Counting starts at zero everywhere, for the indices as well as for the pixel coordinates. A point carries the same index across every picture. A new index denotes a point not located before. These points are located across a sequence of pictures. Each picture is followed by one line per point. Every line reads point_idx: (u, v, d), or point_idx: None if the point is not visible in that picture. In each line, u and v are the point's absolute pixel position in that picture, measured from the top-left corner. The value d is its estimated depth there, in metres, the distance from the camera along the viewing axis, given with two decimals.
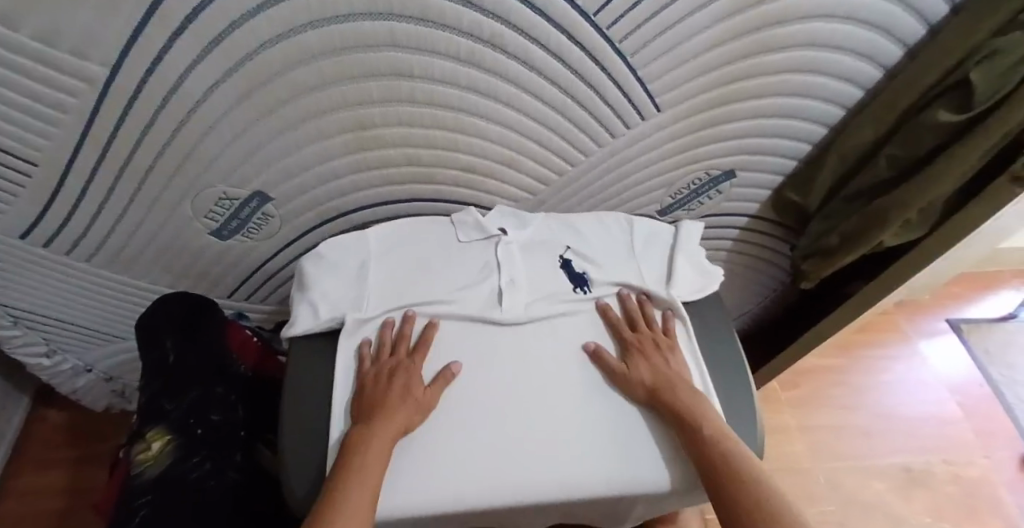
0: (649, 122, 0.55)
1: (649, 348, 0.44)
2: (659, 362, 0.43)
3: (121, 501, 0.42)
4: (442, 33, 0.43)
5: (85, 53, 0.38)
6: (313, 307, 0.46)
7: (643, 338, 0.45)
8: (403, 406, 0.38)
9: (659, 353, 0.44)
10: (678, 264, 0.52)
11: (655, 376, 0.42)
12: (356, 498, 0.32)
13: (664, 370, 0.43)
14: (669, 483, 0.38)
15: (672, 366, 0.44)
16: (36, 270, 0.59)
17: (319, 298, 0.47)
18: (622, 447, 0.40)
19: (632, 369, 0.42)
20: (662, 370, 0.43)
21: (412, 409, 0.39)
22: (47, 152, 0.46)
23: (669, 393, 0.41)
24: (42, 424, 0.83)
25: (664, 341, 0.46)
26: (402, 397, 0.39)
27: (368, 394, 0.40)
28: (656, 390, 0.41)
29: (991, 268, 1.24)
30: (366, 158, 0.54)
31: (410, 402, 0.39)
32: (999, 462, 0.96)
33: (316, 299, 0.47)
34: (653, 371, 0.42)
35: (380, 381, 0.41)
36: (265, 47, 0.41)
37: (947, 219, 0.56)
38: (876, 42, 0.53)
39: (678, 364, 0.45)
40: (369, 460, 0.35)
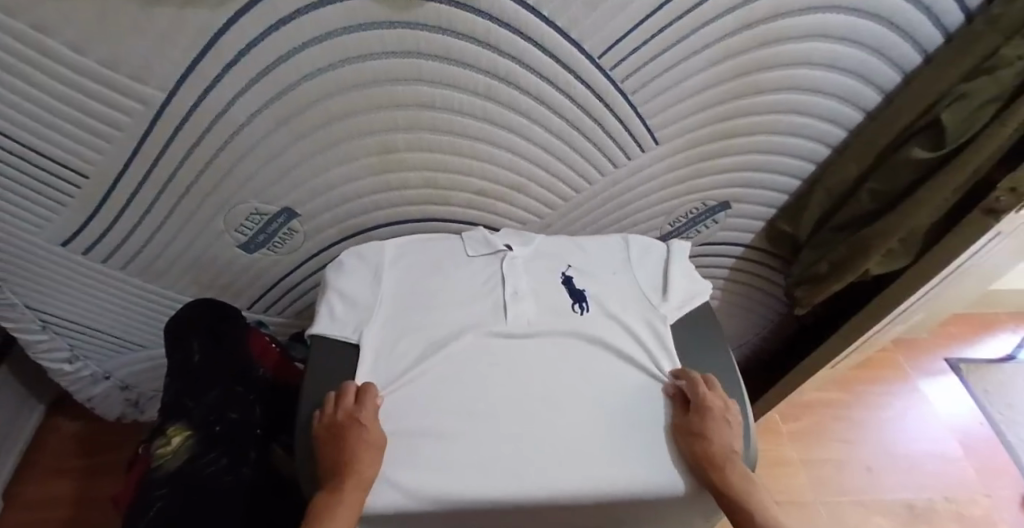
0: (649, 154, 0.60)
1: (715, 392, 0.44)
2: (720, 427, 0.42)
3: (140, 491, 0.45)
4: (463, 69, 0.48)
5: (149, 80, 0.43)
6: (332, 311, 0.50)
7: (712, 395, 0.43)
8: (364, 453, 0.37)
9: (729, 419, 0.43)
10: (672, 275, 0.55)
11: (715, 443, 0.40)
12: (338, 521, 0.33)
13: (724, 438, 0.41)
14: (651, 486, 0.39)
15: (730, 437, 0.42)
16: (71, 276, 0.62)
17: (339, 304, 0.51)
18: (621, 449, 0.41)
19: (693, 428, 0.41)
20: (713, 438, 0.41)
21: (373, 455, 0.38)
22: (100, 167, 0.51)
23: (718, 464, 0.39)
24: (56, 432, 0.85)
25: (731, 407, 0.44)
26: (362, 447, 0.38)
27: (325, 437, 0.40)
28: (705, 455, 0.39)
29: (987, 310, 1.26)
30: (388, 180, 0.59)
31: (368, 447, 0.38)
32: (1003, 503, 0.95)
33: (336, 303, 0.51)
34: (706, 438, 0.40)
35: (331, 434, 0.39)
36: (305, 79, 0.46)
37: (928, 251, 0.60)
38: (855, 88, 0.59)
39: (722, 432, 0.41)
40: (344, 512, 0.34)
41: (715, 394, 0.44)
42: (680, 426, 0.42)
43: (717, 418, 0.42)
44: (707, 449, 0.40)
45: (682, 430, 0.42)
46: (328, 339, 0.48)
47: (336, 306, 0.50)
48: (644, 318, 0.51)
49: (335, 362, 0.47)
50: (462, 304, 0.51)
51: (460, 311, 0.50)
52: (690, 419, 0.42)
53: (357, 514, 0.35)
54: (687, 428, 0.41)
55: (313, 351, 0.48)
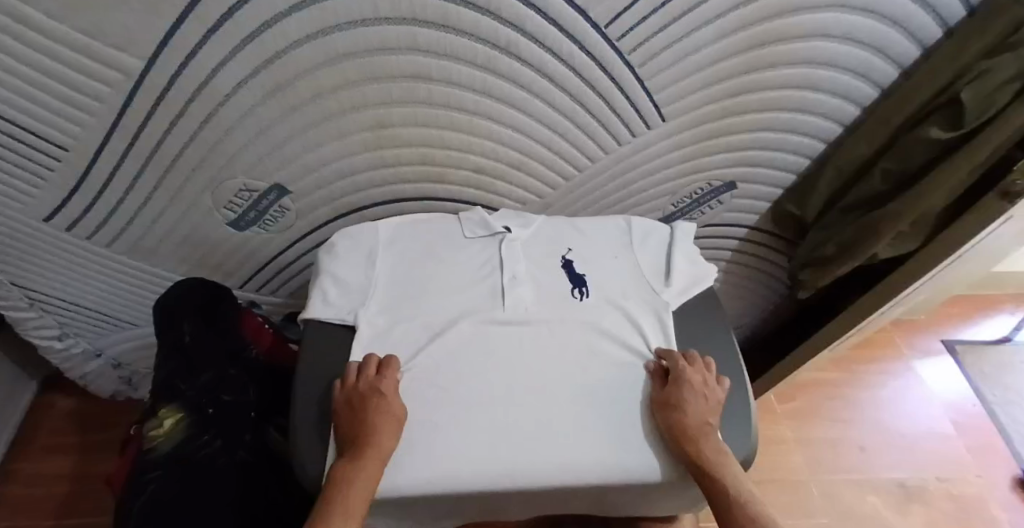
0: (654, 131, 0.58)
1: (693, 368, 0.43)
2: (697, 401, 0.41)
3: (134, 473, 0.44)
4: (461, 39, 0.46)
5: (124, 46, 0.40)
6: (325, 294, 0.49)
7: (691, 370, 0.43)
8: (378, 429, 0.37)
9: (706, 393, 0.42)
10: (675, 259, 0.54)
11: (691, 416, 0.40)
12: (355, 493, 0.33)
13: (700, 409, 0.41)
14: (652, 473, 0.39)
15: (707, 413, 0.41)
16: (56, 253, 0.60)
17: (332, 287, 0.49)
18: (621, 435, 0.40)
19: (667, 400, 0.41)
20: (690, 412, 0.40)
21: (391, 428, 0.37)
22: (79, 140, 0.49)
23: (692, 436, 0.39)
24: (50, 409, 0.85)
25: (710, 385, 0.43)
26: (381, 417, 0.37)
27: (348, 408, 0.39)
28: (680, 426, 0.39)
29: (986, 292, 1.26)
30: (383, 156, 0.56)
31: (387, 419, 0.38)
32: (992, 482, 0.97)
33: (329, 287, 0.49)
34: (684, 412, 0.40)
35: (354, 406, 0.39)
36: (293, 47, 0.44)
37: (939, 234, 0.59)
38: (871, 63, 0.56)
39: (698, 409, 0.41)
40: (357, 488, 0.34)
41: (693, 370, 0.43)
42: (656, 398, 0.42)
43: (694, 395, 0.41)
44: (682, 420, 0.39)
45: (658, 404, 0.41)
46: (322, 324, 0.47)
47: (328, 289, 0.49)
48: (646, 303, 0.50)
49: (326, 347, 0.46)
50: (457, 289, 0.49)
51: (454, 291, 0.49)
52: (667, 391, 0.42)
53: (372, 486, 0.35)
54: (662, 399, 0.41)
55: (308, 333, 0.47)
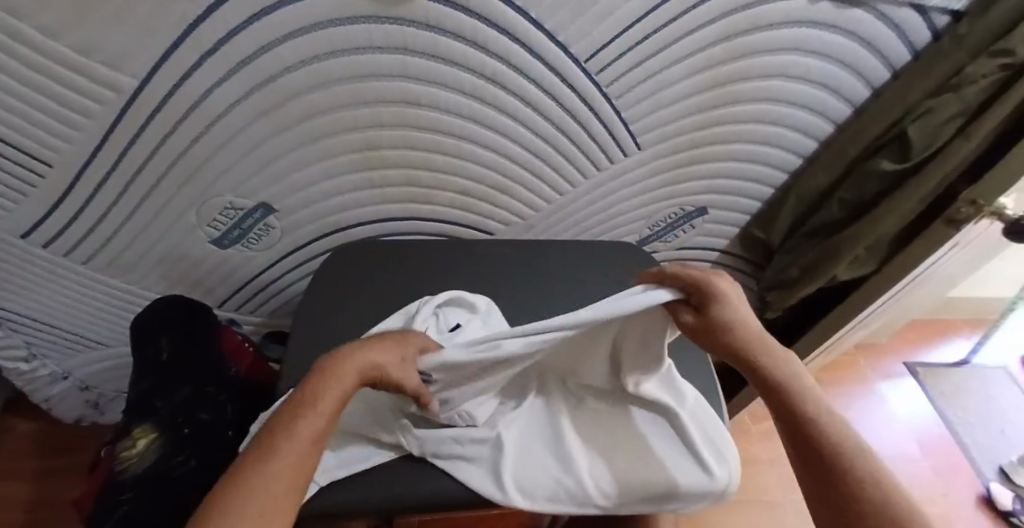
0: (631, 158, 0.61)
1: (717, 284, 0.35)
2: (732, 314, 0.35)
3: (105, 496, 0.43)
4: (449, 68, 0.48)
5: (121, 65, 0.42)
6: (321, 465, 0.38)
7: (715, 285, 0.34)
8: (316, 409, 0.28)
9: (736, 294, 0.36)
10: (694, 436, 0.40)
11: (736, 327, 0.35)
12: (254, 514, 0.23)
13: (742, 325, 0.35)
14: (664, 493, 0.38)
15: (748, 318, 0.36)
16: (28, 270, 0.59)
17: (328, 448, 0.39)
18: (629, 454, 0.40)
19: (707, 332, 0.34)
20: (734, 325, 0.35)
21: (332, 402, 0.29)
22: (66, 155, 0.49)
23: (756, 350, 0.35)
24: (6, 436, 0.81)
25: (738, 302, 0.36)
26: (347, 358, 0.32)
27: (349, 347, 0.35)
28: (739, 347, 0.34)
29: (943, 317, 1.33)
30: (371, 177, 0.58)
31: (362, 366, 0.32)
32: (957, 500, 1.00)
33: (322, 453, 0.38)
34: (731, 336, 0.34)
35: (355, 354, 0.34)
36: (289, 71, 0.45)
37: (894, 256, 0.63)
38: (826, 101, 0.61)
39: (743, 324, 0.35)
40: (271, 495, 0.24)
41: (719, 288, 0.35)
42: (685, 315, 0.34)
43: (733, 327, 0.34)
44: (737, 346, 0.34)
45: (700, 332, 0.34)
46: None
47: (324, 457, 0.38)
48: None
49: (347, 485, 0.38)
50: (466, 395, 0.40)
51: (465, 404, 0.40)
52: (701, 318, 0.34)
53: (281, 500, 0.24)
54: (705, 321, 0.34)
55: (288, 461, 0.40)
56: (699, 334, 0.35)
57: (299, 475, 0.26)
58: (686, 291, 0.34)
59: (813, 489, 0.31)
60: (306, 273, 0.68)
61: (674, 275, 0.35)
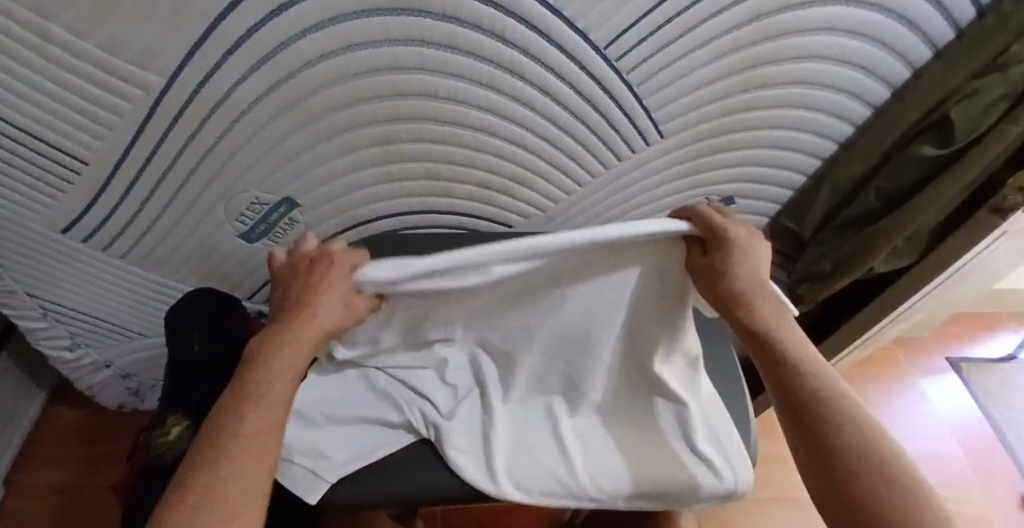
0: (654, 147, 0.59)
1: (740, 232, 0.36)
2: (744, 260, 0.35)
3: (142, 480, 0.45)
4: (466, 59, 0.48)
5: (148, 65, 0.43)
6: (334, 460, 0.37)
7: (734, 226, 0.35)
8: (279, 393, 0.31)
9: (748, 246, 0.36)
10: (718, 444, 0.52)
11: (741, 279, 0.35)
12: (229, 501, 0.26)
13: (748, 276, 0.36)
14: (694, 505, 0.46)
15: (757, 272, 0.36)
16: (70, 263, 0.62)
17: (340, 441, 0.39)
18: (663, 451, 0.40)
19: (714, 269, 0.34)
20: (740, 271, 0.35)
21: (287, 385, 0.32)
22: (101, 154, 0.51)
23: (751, 304, 0.35)
24: (56, 420, 0.86)
25: (753, 247, 0.37)
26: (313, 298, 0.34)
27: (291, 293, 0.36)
28: (734, 298, 0.34)
29: (989, 311, 1.26)
30: (391, 170, 0.58)
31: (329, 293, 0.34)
32: (1001, 501, 0.95)
33: (335, 447, 0.38)
34: (741, 282, 0.35)
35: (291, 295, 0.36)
36: (308, 66, 0.46)
37: (935, 247, 0.60)
38: (861, 83, 0.58)
39: (749, 280, 0.35)
40: (238, 470, 0.28)
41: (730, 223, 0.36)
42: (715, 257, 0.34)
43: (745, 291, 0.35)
44: (737, 292, 0.35)
45: (704, 271, 0.35)
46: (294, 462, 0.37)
47: (337, 451, 0.38)
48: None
49: (365, 476, 0.38)
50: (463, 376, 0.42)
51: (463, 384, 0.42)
52: (711, 256, 0.35)
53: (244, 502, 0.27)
54: (711, 265, 0.34)
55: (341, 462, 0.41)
56: (702, 278, 0.35)
57: (261, 463, 0.29)
58: (702, 230, 0.35)
59: (812, 474, 0.30)
60: None
61: (701, 219, 0.35)
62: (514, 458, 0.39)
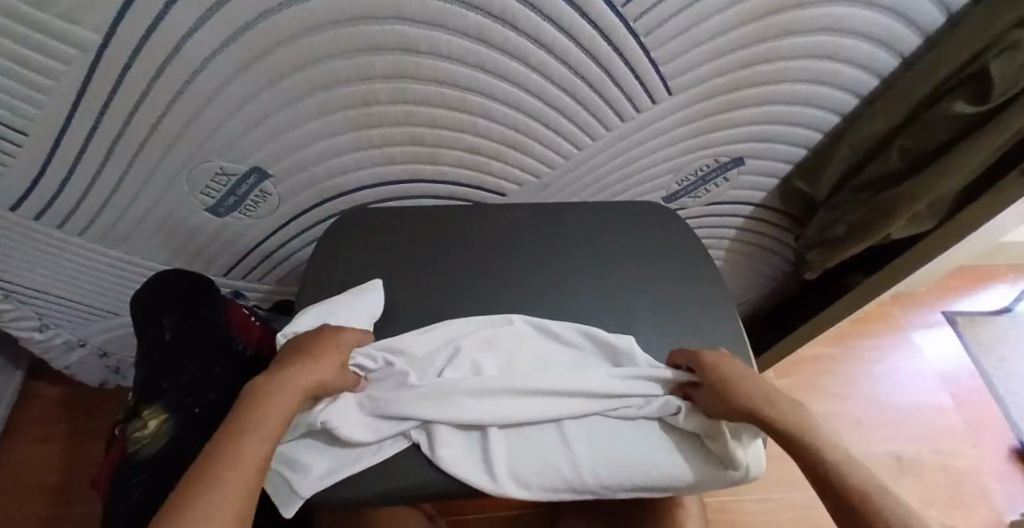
0: (660, 106, 0.54)
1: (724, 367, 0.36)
2: (745, 382, 0.35)
3: (122, 476, 0.43)
4: (451, 7, 0.41)
5: (75, 18, 0.36)
6: (310, 472, 0.34)
7: (721, 361, 0.37)
8: (258, 437, 0.28)
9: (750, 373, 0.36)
10: None
11: (754, 391, 0.35)
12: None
13: (756, 389, 0.35)
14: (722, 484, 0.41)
15: (760, 380, 0.36)
16: (25, 243, 0.57)
17: (321, 452, 0.35)
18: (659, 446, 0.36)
19: (720, 401, 0.35)
20: (747, 389, 0.35)
21: (276, 422, 0.29)
22: (39, 123, 0.45)
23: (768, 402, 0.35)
24: (37, 399, 0.84)
25: (739, 366, 0.37)
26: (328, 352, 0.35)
27: (298, 345, 0.36)
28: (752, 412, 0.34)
29: (987, 262, 1.25)
30: (370, 136, 0.53)
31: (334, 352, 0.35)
32: (988, 452, 0.98)
33: (314, 456, 0.34)
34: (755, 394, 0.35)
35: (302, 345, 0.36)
36: (264, 18, 0.39)
37: (958, 211, 0.57)
38: (892, 30, 0.52)
39: (757, 389, 0.35)
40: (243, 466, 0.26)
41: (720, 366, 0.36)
42: (698, 394, 0.36)
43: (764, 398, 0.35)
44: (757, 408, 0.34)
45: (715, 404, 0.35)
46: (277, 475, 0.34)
47: (314, 462, 0.34)
48: (651, 307, 0.47)
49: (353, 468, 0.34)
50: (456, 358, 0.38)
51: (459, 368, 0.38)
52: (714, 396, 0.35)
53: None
54: (717, 399, 0.35)
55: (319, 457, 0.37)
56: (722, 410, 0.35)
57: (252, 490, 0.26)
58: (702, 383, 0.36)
59: None
60: (311, 239, 0.64)
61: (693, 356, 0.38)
62: (517, 454, 0.35)
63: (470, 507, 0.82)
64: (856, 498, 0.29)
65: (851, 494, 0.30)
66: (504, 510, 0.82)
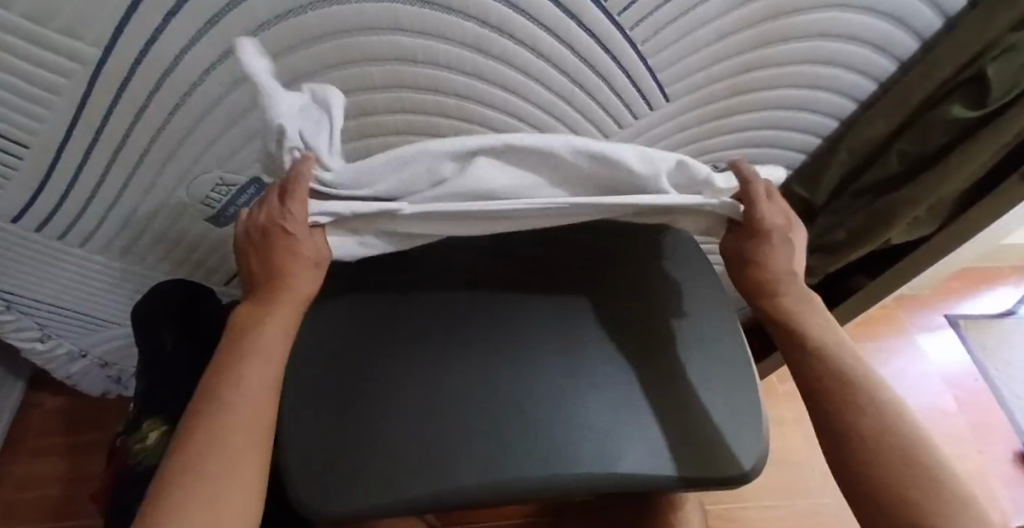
0: (658, 112, 0.54)
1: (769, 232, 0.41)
2: (778, 252, 0.41)
3: (122, 488, 0.43)
4: (448, 17, 0.41)
5: (74, 33, 0.36)
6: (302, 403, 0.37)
7: (768, 222, 0.41)
8: (252, 370, 0.33)
9: (789, 237, 0.41)
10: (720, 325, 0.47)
11: (777, 265, 0.41)
12: (230, 446, 0.29)
13: (785, 265, 0.41)
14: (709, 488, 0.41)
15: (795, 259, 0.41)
16: (26, 254, 0.57)
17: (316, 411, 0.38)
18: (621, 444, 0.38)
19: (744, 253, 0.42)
20: (777, 259, 0.41)
21: (266, 353, 0.33)
22: (40, 136, 0.45)
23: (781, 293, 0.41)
24: (40, 409, 0.84)
25: (791, 239, 0.41)
26: (291, 263, 0.36)
27: (255, 264, 0.36)
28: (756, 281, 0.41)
29: (990, 265, 1.24)
30: (369, 145, 0.53)
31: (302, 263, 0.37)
32: (994, 456, 0.97)
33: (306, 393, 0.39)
34: (781, 268, 0.41)
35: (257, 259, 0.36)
36: (262, 31, 0.39)
37: (958, 216, 0.56)
38: (890, 35, 0.52)
39: (787, 266, 0.41)
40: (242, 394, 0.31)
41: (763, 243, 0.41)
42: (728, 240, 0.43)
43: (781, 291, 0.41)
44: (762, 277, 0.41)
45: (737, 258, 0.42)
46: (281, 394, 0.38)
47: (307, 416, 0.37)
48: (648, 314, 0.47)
49: (360, 485, 0.35)
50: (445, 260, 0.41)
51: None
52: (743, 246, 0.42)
53: (248, 439, 0.30)
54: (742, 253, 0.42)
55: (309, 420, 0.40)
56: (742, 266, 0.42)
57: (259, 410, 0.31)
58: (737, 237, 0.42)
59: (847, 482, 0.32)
60: None
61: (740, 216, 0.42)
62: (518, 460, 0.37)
63: (472, 516, 0.81)
64: (855, 443, 0.32)
65: (853, 438, 0.32)
66: (507, 518, 0.81)
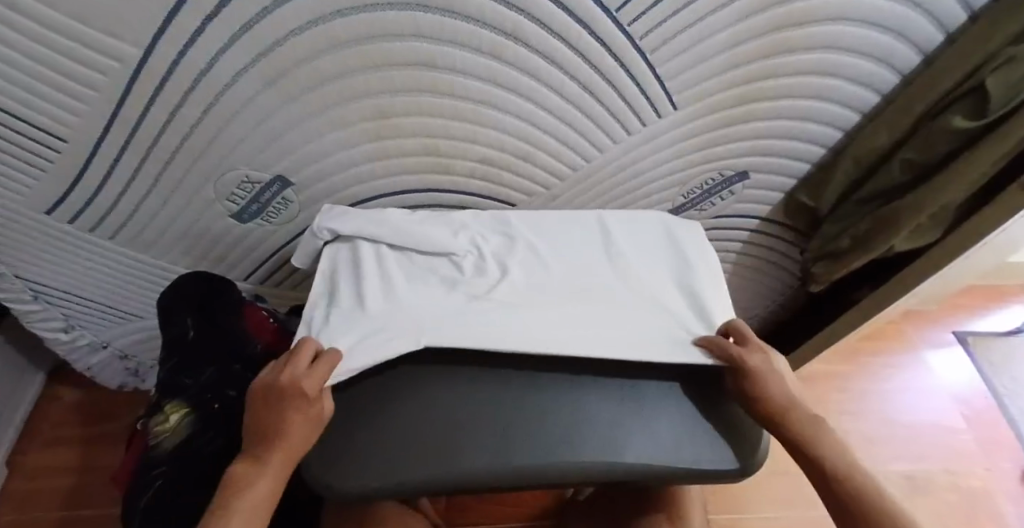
0: (666, 120, 0.56)
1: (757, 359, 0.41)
2: (772, 382, 0.40)
3: (143, 467, 0.45)
4: (466, 25, 0.44)
5: (120, 34, 0.39)
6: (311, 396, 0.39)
7: (750, 354, 0.41)
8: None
9: (773, 367, 0.41)
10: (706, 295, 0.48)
11: (777, 392, 0.40)
12: None
13: (782, 390, 0.40)
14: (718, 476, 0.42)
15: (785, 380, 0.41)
16: (57, 246, 0.60)
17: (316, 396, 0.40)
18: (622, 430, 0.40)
19: (744, 389, 0.41)
20: (772, 386, 0.40)
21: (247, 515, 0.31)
22: (79, 131, 0.48)
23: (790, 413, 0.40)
24: (57, 401, 0.86)
25: (772, 360, 0.42)
26: (293, 417, 0.35)
27: (262, 412, 0.36)
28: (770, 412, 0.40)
29: (998, 282, 1.24)
30: (388, 146, 0.55)
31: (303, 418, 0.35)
32: (1003, 474, 0.96)
33: None
34: (780, 394, 0.40)
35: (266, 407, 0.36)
36: (292, 34, 0.42)
37: (962, 223, 0.57)
38: (891, 48, 0.54)
39: (782, 389, 0.40)
40: None
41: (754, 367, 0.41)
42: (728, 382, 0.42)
43: (789, 406, 0.40)
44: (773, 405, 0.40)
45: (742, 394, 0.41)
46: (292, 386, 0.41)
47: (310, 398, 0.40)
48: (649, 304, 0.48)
49: (372, 472, 0.36)
50: (436, 293, 0.47)
51: (465, 261, 0.51)
52: (742, 384, 0.41)
53: None
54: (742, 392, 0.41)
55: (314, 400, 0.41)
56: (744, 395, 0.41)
57: None
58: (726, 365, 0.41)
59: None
60: None
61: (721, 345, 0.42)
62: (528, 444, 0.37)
63: (477, 517, 0.81)
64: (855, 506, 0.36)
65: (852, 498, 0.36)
66: (512, 520, 0.81)
